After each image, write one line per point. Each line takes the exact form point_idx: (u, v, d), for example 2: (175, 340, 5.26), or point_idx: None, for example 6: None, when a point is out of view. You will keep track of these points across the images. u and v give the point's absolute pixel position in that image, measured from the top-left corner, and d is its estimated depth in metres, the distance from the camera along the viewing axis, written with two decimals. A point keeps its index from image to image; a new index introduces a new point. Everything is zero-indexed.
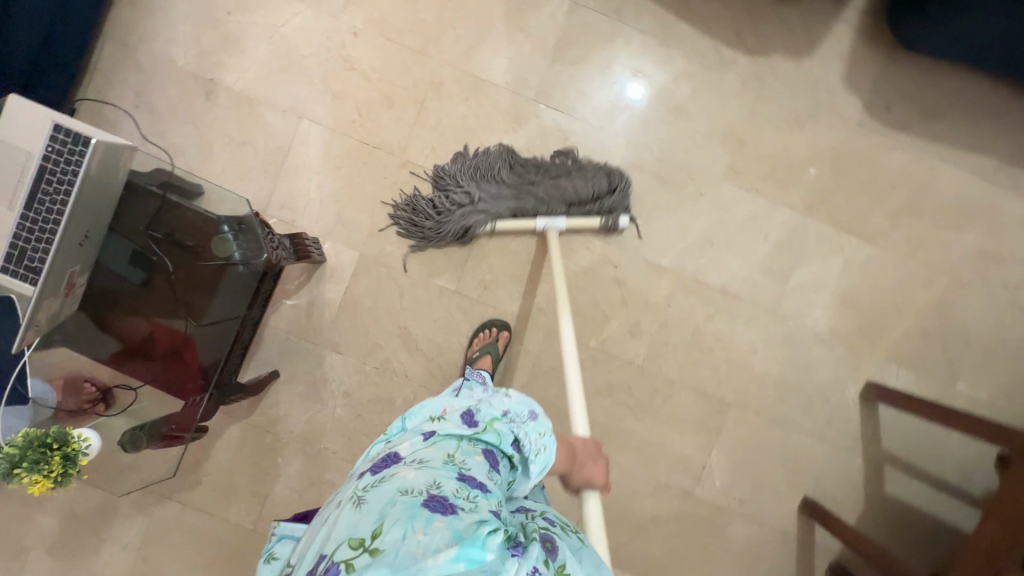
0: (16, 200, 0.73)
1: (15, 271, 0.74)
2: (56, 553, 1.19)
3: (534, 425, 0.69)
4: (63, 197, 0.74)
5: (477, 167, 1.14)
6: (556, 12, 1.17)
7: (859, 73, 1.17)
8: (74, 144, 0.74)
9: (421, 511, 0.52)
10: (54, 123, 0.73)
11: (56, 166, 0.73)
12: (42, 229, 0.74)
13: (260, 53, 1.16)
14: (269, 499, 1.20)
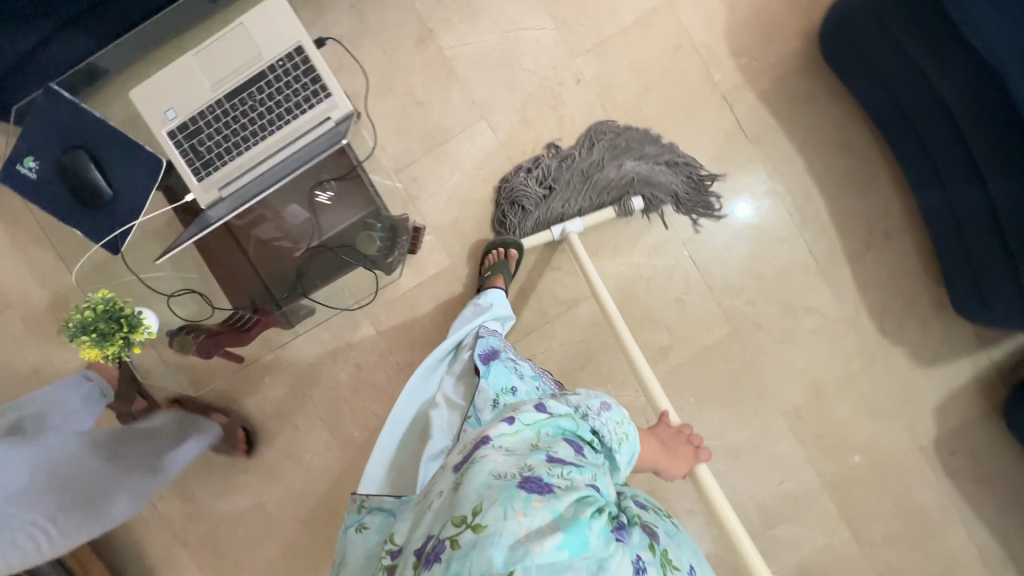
0: (220, 84, 0.72)
1: (180, 142, 0.73)
2: (36, 324, 1.21)
3: (610, 414, 0.70)
4: (260, 108, 0.72)
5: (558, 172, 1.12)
6: (754, 185, 1.15)
7: (953, 409, 1.19)
8: (299, 71, 0.72)
9: (518, 491, 0.52)
10: (298, 44, 0.71)
11: (275, 80, 0.72)
12: (222, 121, 0.72)
13: (487, 38, 1.12)
14: (235, 403, 1.22)
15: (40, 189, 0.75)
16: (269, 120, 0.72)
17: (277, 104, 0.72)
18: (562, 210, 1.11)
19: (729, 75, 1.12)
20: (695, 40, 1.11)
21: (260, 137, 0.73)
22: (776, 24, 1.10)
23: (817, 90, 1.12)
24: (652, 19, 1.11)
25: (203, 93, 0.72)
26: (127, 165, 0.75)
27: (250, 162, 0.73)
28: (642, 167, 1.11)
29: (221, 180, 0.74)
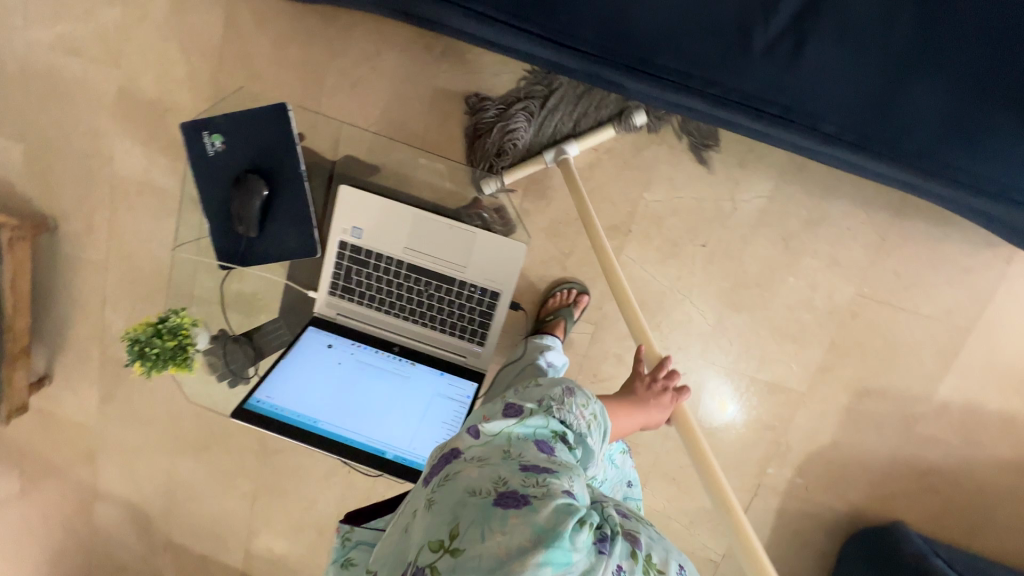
0: (414, 251, 0.70)
1: (343, 259, 0.71)
2: (124, 98, 1.15)
3: (573, 399, 0.71)
4: (425, 300, 0.71)
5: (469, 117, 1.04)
6: (707, 550, 1.22)
7: None
8: (478, 307, 0.71)
9: (495, 511, 0.54)
10: (499, 293, 0.70)
11: (457, 293, 0.70)
12: (388, 275, 0.71)
13: (660, 278, 1.08)
14: None
15: (207, 167, 0.75)
16: (423, 312, 0.71)
17: (440, 310, 0.71)
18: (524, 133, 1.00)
19: (779, 478, 1.15)
20: (786, 434, 1.13)
21: (405, 316, 0.72)
22: (846, 483, 1.13)
23: (817, 546, 1.18)
24: (778, 392, 1.11)
25: (395, 244, 0.70)
26: (288, 227, 0.78)
27: (380, 322, 0.72)
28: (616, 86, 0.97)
29: (347, 308, 0.73)
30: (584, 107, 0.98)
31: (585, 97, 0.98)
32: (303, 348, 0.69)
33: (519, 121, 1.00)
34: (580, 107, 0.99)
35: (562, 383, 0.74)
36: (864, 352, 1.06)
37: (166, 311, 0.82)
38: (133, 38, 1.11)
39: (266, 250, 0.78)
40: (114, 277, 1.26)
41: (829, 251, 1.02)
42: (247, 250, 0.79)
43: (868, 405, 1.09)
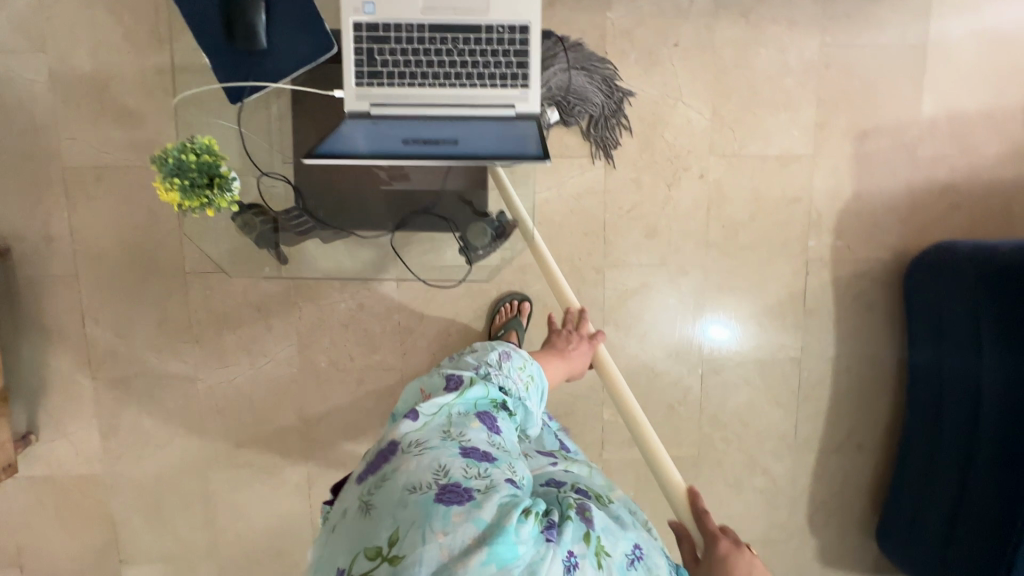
0: (433, 14, 0.74)
1: (364, 43, 0.74)
2: (56, 82, 1.07)
3: (512, 364, 0.72)
4: (457, 56, 0.74)
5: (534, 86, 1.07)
6: (784, 349, 1.21)
7: None
8: (509, 46, 0.74)
9: (436, 508, 0.53)
10: (526, 25, 0.73)
11: (487, 40, 0.74)
12: (415, 45, 0.74)
13: (649, 90, 1.12)
14: (222, 276, 1.14)
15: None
16: (455, 73, 0.74)
17: (473, 63, 0.74)
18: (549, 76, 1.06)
19: (822, 248, 1.18)
20: (811, 202, 1.16)
21: (439, 82, 0.74)
22: (880, 230, 1.17)
23: (879, 303, 1.20)
24: (791, 162, 1.15)
25: (412, 12, 0.74)
26: (295, 33, 0.87)
27: (417, 97, 0.75)
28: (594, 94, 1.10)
29: (379, 97, 0.75)
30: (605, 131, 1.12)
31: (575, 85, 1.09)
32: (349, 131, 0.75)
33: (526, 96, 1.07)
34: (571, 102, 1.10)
35: (496, 347, 0.74)
36: (849, 98, 1.13)
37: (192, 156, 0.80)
38: (53, 14, 1.05)
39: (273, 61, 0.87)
40: (88, 284, 1.14)
41: (785, 14, 1.10)
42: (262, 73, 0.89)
43: (872, 148, 1.15)
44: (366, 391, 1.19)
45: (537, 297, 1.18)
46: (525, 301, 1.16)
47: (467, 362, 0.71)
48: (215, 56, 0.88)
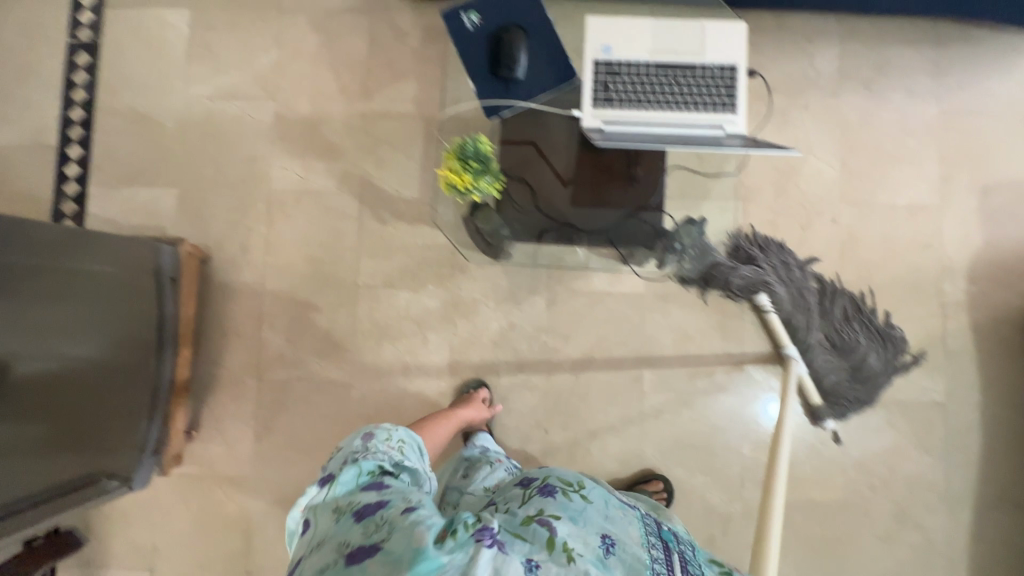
0: (658, 52, 0.87)
1: (600, 73, 0.88)
2: (278, 124, 1.29)
3: (370, 444, 0.76)
4: (676, 84, 0.87)
5: (797, 279, 1.21)
6: (927, 392, 1.21)
7: None
8: (722, 74, 0.86)
9: (348, 567, 0.55)
10: (733, 63, 0.87)
11: (701, 73, 0.87)
12: (641, 75, 0.88)
13: (783, 145, 1.25)
14: (390, 290, 1.25)
15: (470, 40, 0.97)
16: (679, 103, 0.87)
17: (690, 91, 0.86)
18: (796, 302, 1.20)
19: (957, 293, 1.22)
20: (943, 249, 1.23)
21: (660, 103, 0.87)
22: (1016, 278, 1.21)
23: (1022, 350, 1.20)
24: (919, 212, 1.23)
25: (641, 50, 0.88)
26: (544, 65, 0.97)
27: (641, 119, 0.88)
28: (859, 329, 1.20)
29: (609, 119, 0.89)
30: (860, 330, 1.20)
31: (835, 302, 1.21)
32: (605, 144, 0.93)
33: (787, 301, 1.19)
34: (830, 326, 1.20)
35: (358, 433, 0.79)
36: (970, 158, 1.24)
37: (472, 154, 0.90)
38: (287, 71, 1.30)
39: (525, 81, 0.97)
40: (272, 293, 1.26)
41: (904, 86, 1.26)
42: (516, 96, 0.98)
43: (998, 202, 1.23)
44: (509, 408, 1.23)
45: (678, 327, 1.24)
46: (481, 386, 1.21)
47: (332, 466, 0.73)
48: (478, 83, 0.97)
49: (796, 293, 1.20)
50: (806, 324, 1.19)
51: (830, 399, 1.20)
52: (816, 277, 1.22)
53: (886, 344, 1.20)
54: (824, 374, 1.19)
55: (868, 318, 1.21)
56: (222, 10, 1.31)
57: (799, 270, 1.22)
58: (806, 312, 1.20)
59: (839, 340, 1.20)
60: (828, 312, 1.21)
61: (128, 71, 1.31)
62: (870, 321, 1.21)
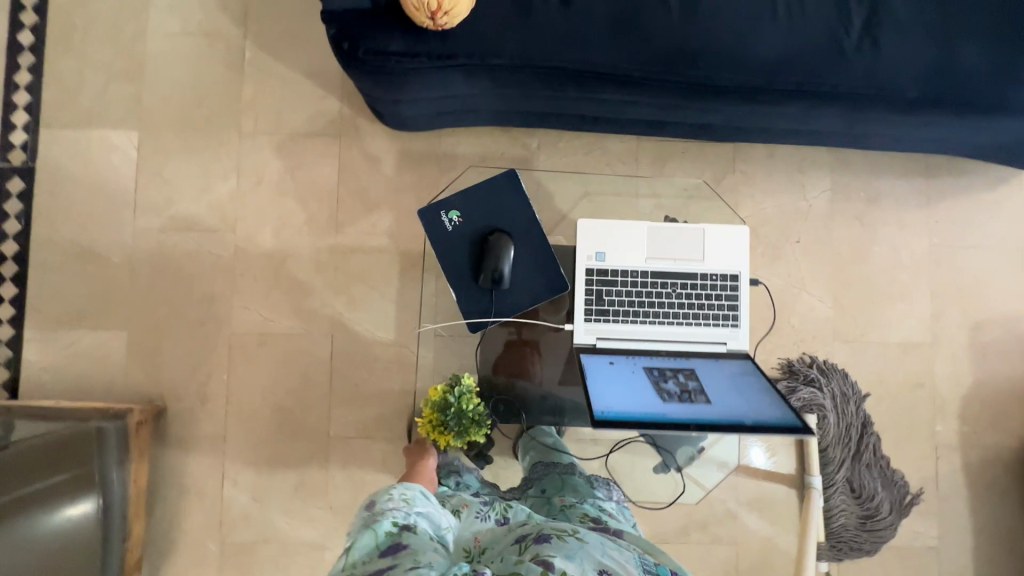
0: (656, 264, 0.91)
1: (595, 284, 0.90)
2: (239, 258, 1.18)
3: (383, 500, 0.70)
4: (675, 297, 0.90)
5: (843, 413, 1.19)
6: (921, 536, 1.18)
7: None
8: (720, 287, 0.91)
9: None
10: (734, 274, 0.91)
11: (701, 283, 0.91)
12: (637, 285, 0.91)
13: (775, 279, 1.21)
14: (365, 440, 1.17)
15: (450, 243, 0.91)
16: (671, 314, 0.90)
17: (689, 303, 0.91)
18: (834, 438, 1.18)
19: (949, 433, 1.20)
20: (935, 387, 1.20)
21: (659, 317, 0.91)
22: (1006, 416, 1.20)
23: (1013, 490, 1.19)
24: (911, 349, 1.21)
25: (639, 260, 0.91)
26: (527, 276, 0.92)
27: (636, 331, 0.91)
28: (882, 480, 1.18)
29: (603, 330, 0.91)
30: (882, 479, 1.18)
31: (871, 449, 1.18)
32: (592, 364, 0.86)
33: (830, 432, 1.17)
34: (857, 470, 1.18)
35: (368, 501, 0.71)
36: (960, 293, 1.22)
37: (449, 411, 0.88)
38: (248, 201, 1.19)
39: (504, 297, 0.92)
40: (235, 446, 1.16)
41: (894, 218, 1.23)
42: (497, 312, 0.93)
43: (988, 339, 1.21)
44: None
45: None
46: None
47: (362, 519, 0.69)
48: (459, 288, 0.92)
49: (839, 428, 1.18)
50: (839, 462, 1.18)
51: (834, 536, 1.17)
52: (861, 418, 1.19)
53: (892, 490, 1.18)
54: (833, 514, 1.17)
55: (893, 472, 1.19)
56: (174, 133, 1.20)
57: (854, 405, 1.19)
58: (841, 450, 1.18)
59: (859, 484, 1.17)
60: (862, 454, 1.18)
61: (68, 200, 1.19)
62: (893, 475, 1.19)
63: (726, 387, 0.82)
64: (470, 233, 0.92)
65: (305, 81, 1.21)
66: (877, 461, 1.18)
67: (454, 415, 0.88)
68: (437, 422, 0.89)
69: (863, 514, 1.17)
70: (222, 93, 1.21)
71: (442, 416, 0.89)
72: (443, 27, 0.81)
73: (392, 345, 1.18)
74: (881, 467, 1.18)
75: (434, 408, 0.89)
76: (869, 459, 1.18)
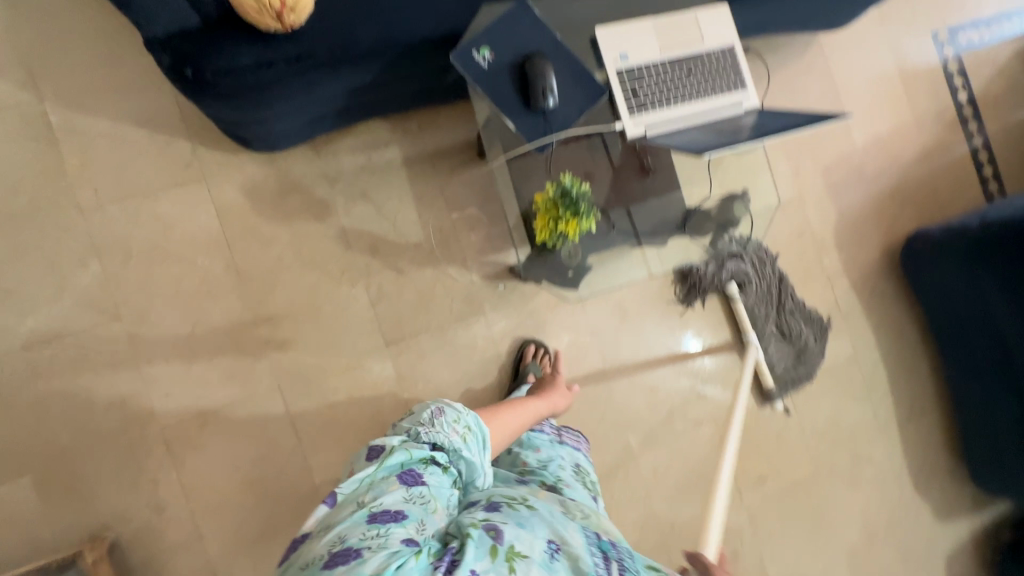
0: (668, 51, 0.92)
1: (626, 82, 0.90)
2: (138, 345, 1.04)
3: (444, 417, 0.63)
4: (695, 76, 0.93)
5: (761, 273, 1.35)
6: (841, 352, 1.41)
7: (954, 560, 1.46)
8: (726, 62, 0.94)
9: (321, 574, 0.45)
10: (733, 45, 0.94)
11: (709, 60, 0.93)
12: (661, 76, 0.92)
13: None
14: None
15: (492, 80, 0.83)
16: (697, 92, 0.93)
17: (707, 80, 0.93)
18: (757, 298, 1.34)
19: (834, 263, 1.43)
20: (813, 231, 1.42)
21: (687, 98, 0.92)
22: (868, 234, 1.45)
23: (889, 291, 1.46)
24: (786, 206, 1.41)
25: (654, 51, 0.91)
26: (567, 93, 0.87)
27: (674, 116, 0.93)
28: (800, 318, 1.38)
29: (647, 121, 0.92)
30: (802, 318, 1.37)
31: (786, 296, 1.37)
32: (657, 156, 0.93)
33: (753, 293, 1.34)
34: (778, 320, 1.36)
35: (429, 406, 0.64)
36: (806, 147, 1.43)
37: (570, 193, 0.88)
38: (124, 281, 1.04)
39: (560, 116, 0.88)
40: (215, 543, 1.04)
41: None
42: (556, 133, 0.89)
43: (836, 178, 1.45)
44: None
45: (643, 386, 1.28)
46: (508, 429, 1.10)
47: (398, 428, 0.62)
48: (516, 122, 0.85)
49: (760, 286, 1.34)
50: (766, 316, 1.35)
51: (778, 382, 1.35)
52: (775, 273, 1.37)
53: (810, 324, 1.38)
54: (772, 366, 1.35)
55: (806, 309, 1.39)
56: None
57: (769, 265, 1.36)
58: (763, 306, 1.35)
59: (786, 329, 1.36)
60: (781, 302, 1.36)
61: None
62: (806, 312, 1.39)
63: (764, 125, 0.89)
64: (506, 61, 0.84)
65: (138, 130, 1.06)
66: (793, 305, 1.37)
67: (575, 194, 0.89)
68: (559, 203, 0.89)
69: (793, 357, 1.37)
70: (39, 172, 1.02)
71: (563, 195, 0.89)
72: (293, 26, 0.75)
73: (346, 371, 1.12)
74: (798, 308, 1.38)
75: (557, 195, 0.89)
76: (786, 305, 1.37)
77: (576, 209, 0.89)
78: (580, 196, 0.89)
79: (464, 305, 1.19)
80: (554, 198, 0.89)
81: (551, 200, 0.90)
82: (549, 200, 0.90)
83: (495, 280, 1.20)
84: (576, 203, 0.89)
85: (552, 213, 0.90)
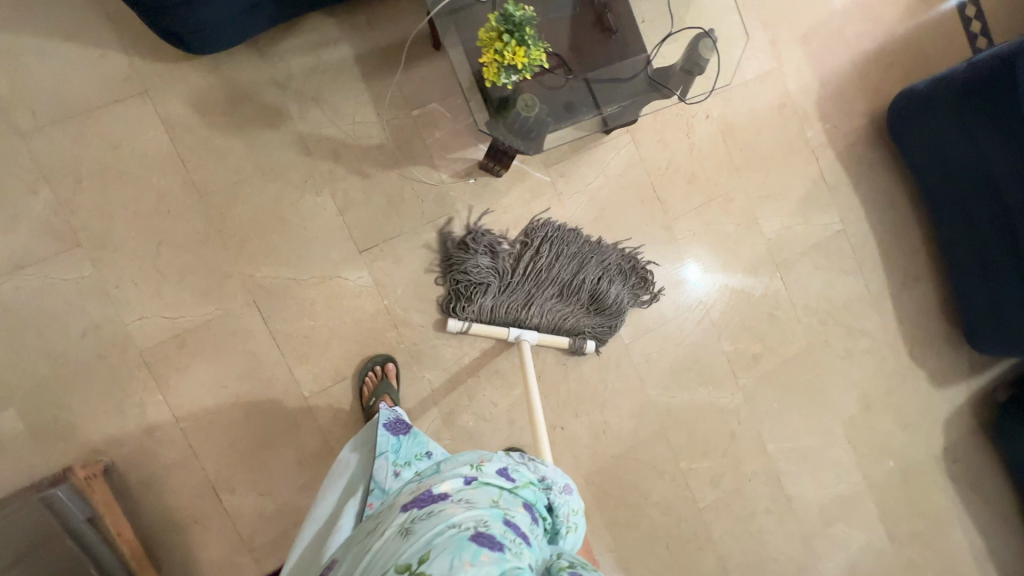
0: None
1: None
2: (103, 269, 1.01)
3: (570, 497, 0.73)
4: None
5: (490, 271, 1.15)
6: (829, 227, 1.39)
7: (952, 423, 1.48)
8: None
9: (465, 543, 0.54)
10: None
11: None
12: None
13: None
14: (345, 382, 1.11)
15: None
16: None
17: None
18: (518, 283, 1.16)
19: (818, 136, 1.38)
20: (794, 103, 1.36)
21: None
22: (850, 102, 1.40)
23: (876, 161, 1.42)
24: (766, 78, 1.35)
25: None
26: None
27: None
28: (581, 261, 1.20)
29: None
30: (578, 258, 1.20)
31: (547, 247, 1.18)
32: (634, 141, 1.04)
33: (486, 299, 1.14)
34: (556, 273, 1.18)
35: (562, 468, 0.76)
36: (783, 13, 1.36)
37: (512, 16, 0.82)
38: (78, 205, 1.00)
39: None
40: (213, 457, 1.05)
41: None
42: None
43: (816, 44, 1.38)
44: (521, 427, 1.19)
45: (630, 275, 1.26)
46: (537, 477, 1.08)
47: (534, 467, 0.74)
48: None
49: (503, 274, 1.15)
50: (527, 303, 1.16)
51: (595, 333, 1.21)
52: (523, 247, 1.18)
53: (589, 265, 1.20)
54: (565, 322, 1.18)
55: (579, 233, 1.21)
56: None
57: (485, 258, 1.14)
58: (517, 299, 1.16)
59: (570, 275, 1.19)
60: (546, 263, 1.18)
61: None
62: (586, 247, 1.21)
63: None
64: None
65: (67, 44, 1.00)
66: (563, 255, 1.19)
67: (518, 17, 0.83)
68: (503, 27, 0.82)
69: (580, 310, 1.20)
70: None
71: (506, 20, 0.82)
72: None
73: (323, 281, 1.10)
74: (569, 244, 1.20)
75: (501, 24, 0.82)
76: (553, 259, 1.19)
77: (521, 33, 0.82)
78: (523, 21, 0.83)
79: (437, 206, 1.15)
80: (497, 25, 0.83)
81: (493, 28, 0.83)
82: (491, 28, 0.83)
83: (466, 175, 1.16)
84: (519, 26, 0.82)
85: (496, 40, 0.82)
